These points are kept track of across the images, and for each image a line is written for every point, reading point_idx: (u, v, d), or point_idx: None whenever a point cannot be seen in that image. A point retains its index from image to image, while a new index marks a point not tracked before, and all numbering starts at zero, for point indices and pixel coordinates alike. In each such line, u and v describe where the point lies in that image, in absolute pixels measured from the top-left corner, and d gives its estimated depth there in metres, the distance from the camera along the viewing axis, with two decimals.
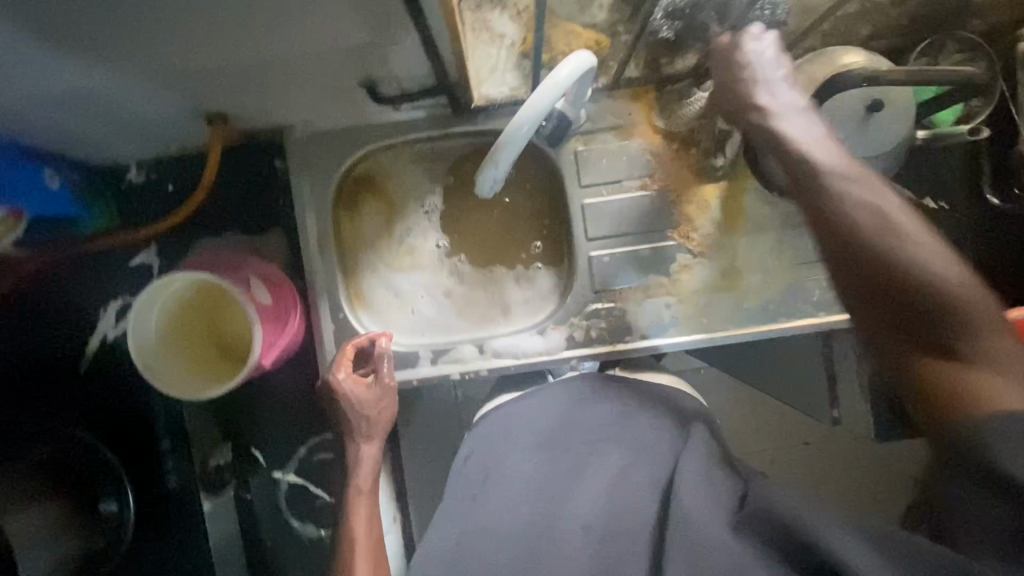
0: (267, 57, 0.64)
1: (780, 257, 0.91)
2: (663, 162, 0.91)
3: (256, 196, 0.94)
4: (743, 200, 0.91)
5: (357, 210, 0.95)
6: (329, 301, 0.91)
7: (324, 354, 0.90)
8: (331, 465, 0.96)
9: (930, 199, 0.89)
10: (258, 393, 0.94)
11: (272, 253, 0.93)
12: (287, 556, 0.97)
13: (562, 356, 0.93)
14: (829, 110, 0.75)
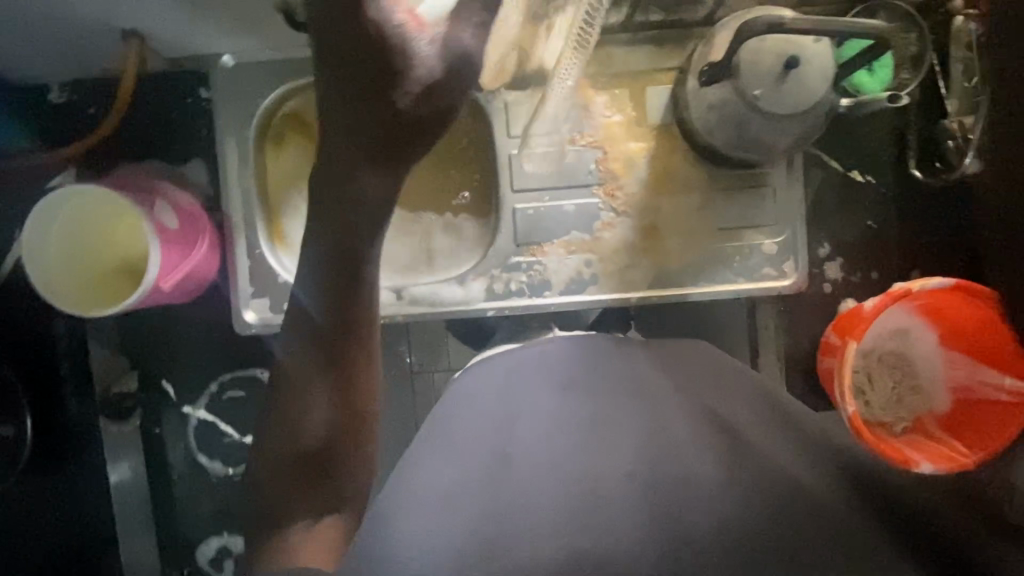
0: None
1: (702, 221, 0.91)
2: (593, 117, 0.90)
3: (176, 126, 0.92)
4: (669, 160, 0.91)
5: (281, 146, 0.93)
6: (245, 237, 0.90)
7: (237, 290, 0.90)
8: (241, 403, 0.95)
9: (856, 171, 0.91)
10: (169, 326, 0.94)
11: (190, 184, 0.92)
12: (193, 497, 0.97)
13: (480, 307, 0.92)
14: (746, 61, 0.76)
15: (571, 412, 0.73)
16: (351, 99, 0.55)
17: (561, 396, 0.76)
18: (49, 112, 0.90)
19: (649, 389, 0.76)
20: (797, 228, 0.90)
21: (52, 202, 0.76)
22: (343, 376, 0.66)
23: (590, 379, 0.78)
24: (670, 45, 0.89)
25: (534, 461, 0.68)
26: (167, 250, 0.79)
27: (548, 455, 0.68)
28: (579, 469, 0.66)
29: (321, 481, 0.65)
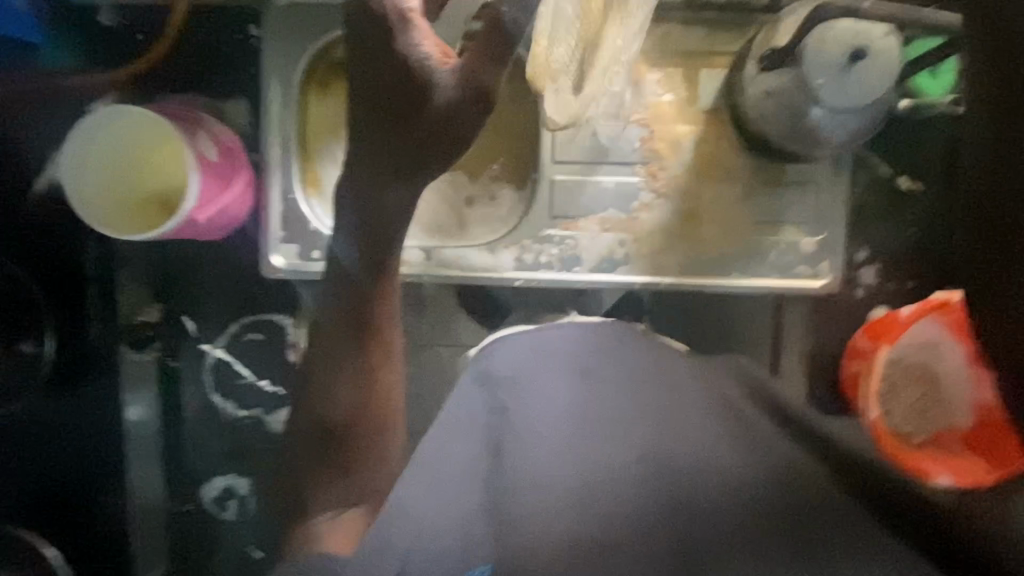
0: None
1: (741, 212, 0.90)
2: (643, 93, 0.88)
3: (222, 63, 0.91)
4: (715, 147, 0.89)
5: (324, 93, 0.91)
6: (281, 180, 0.90)
7: (269, 233, 0.90)
8: (260, 347, 0.95)
9: (903, 178, 0.90)
10: (197, 262, 0.93)
11: (231, 122, 0.91)
12: (202, 438, 0.96)
13: (508, 276, 0.91)
14: (810, 49, 0.73)
15: (578, 406, 0.87)
16: (381, 124, 0.80)
17: (567, 395, 0.89)
18: (96, 33, 0.88)
19: (655, 385, 0.89)
20: (837, 229, 0.89)
21: (84, 130, 0.78)
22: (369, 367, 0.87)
23: (597, 380, 0.89)
24: (729, 28, 0.86)
25: (546, 461, 0.84)
26: (205, 180, 0.80)
27: (558, 452, 0.84)
28: (586, 463, 0.83)
29: (342, 475, 0.83)
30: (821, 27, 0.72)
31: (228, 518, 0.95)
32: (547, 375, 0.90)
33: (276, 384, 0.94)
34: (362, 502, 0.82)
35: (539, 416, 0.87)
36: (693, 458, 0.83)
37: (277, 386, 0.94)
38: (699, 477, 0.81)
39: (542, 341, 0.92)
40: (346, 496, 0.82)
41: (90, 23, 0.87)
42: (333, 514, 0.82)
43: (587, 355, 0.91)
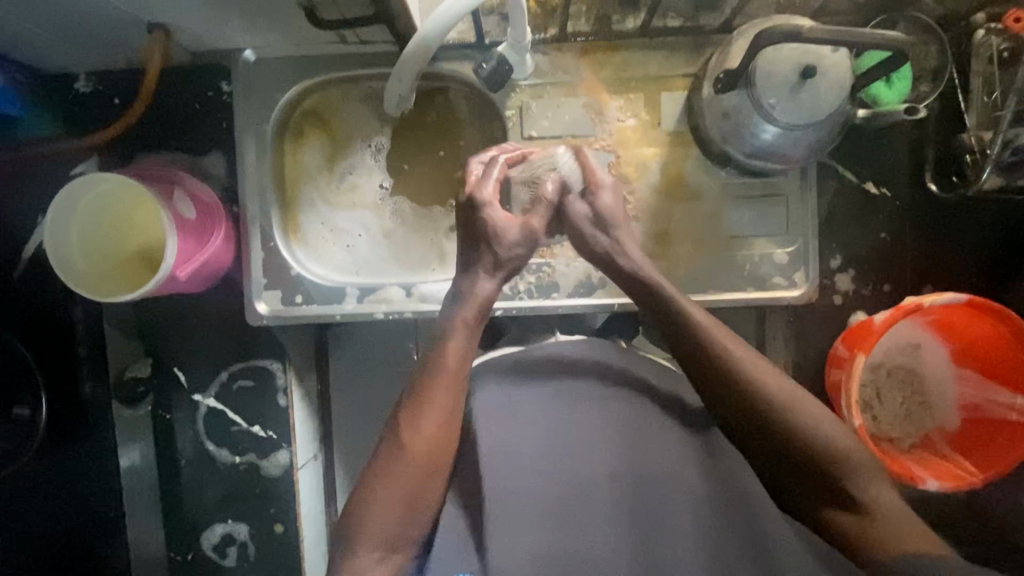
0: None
1: (714, 229, 0.91)
2: (606, 120, 0.91)
3: (196, 120, 0.94)
4: (682, 164, 0.90)
5: (302, 144, 0.96)
6: (260, 227, 0.92)
7: (251, 282, 0.92)
8: (251, 393, 0.96)
9: (870, 183, 0.90)
10: (185, 315, 0.95)
11: (209, 176, 0.94)
12: (199, 487, 0.97)
13: (488, 307, 0.92)
14: (761, 75, 0.74)
15: (553, 432, 0.72)
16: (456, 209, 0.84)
17: (538, 421, 0.73)
18: (72, 99, 0.94)
19: (626, 402, 0.75)
20: (807, 239, 0.90)
21: (58, 203, 0.75)
22: (395, 440, 0.71)
23: (561, 392, 0.75)
24: (686, 52, 0.89)
25: (531, 493, 0.69)
26: (184, 238, 0.80)
27: (549, 482, 0.69)
28: (572, 498, 0.69)
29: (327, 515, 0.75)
30: (767, 49, 0.74)
31: (227, 565, 0.97)
32: (518, 391, 0.76)
33: (269, 429, 0.97)
34: (391, 551, 0.68)
35: (517, 446, 0.71)
36: (670, 483, 0.70)
37: (269, 430, 0.97)
38: (673, 514, 0.68)
39: (506, 360, 0.79)
40: (373, 549, 0.67)
41: (67, 92, 0.94)
42: (368, 575, 0.66)
43: (550, 369, 0.77)
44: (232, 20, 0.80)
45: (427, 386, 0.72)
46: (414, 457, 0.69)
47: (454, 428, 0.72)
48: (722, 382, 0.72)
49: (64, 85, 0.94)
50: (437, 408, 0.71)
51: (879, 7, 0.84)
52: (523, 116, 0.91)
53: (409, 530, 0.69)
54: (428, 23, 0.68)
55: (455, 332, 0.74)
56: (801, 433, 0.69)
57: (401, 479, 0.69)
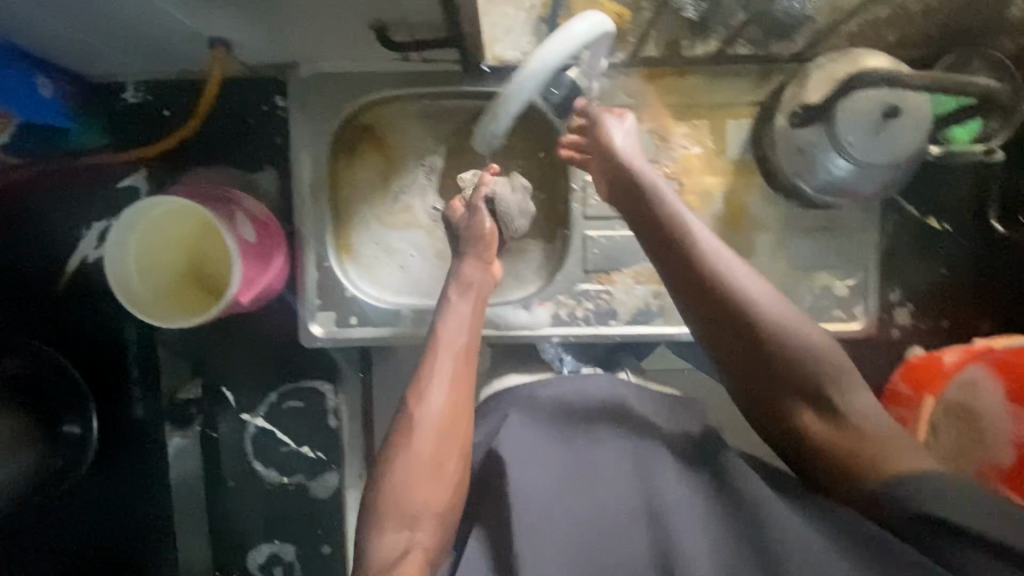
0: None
1: (775, 260, 0.90)
2: (669, 146, 0.89)
3: (247, 134, 0.92)
4: (745, 194, 0.89)
5: (355, 161, 0.94)
6: (314, 247, 0.90)
7: (304, 303, 0.90)
8: (300, 414, 0.95)
9: (933, 218, 0.90)
10: (235, 334, 0.94)
11: (261, 193, 0.92)
12: (245, 506, 0.96)
13: (544, 333, 0.91)
14: (843, 110, 0.73)
15: (564, 459, 0.72)
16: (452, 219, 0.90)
17: (548, 449, 0.73)
18: (118, 108, 0.91)
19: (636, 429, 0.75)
20: (868, 272, 0.89)
21: (125, 223, 0.73)
22: (408, 418, 0.72)
23: (573, 419, 0.75)
24: (754, 80, 0.87)
25: (541, 514, 0.67)
26: (247, 262, 0.78)
27: (558, 506, 0.68)
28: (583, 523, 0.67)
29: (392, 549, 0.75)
30: (852, 94, 0.73)
31: None
32: (534, 417, 0.76)
33: (318, 450, 0.96)
34: (417, 529, 0.68)
35: (527, 470, 0.70)
36: (680, 499, 0.67)
37: (319, 451, 0.96)
38: (684, 530, 0.65)
39: (522, 391, 0.80)
40: (400, 526, 0.67)
41: (114, 101, 0.91)
42: (395, 552, 0.66)
43: (557, 399, 0.77)
44: (298, 37, 0.78)
45: (434, 358, 0.75)
46: (429, 431, 0.71)
47: (460, 419, 0.73)
48: (741, 320, 0.68)
49: (110, 93, 0.91)
50: (442, 377, 0.74)
51: (956, 41, 0.83)
52: None
53: (432, 503, 0.69)
54: (520, 71, 0.63)
55: (456, 312, 0.79)
56: (821, 394, 0.66)
57: (419, 456, 0.70)
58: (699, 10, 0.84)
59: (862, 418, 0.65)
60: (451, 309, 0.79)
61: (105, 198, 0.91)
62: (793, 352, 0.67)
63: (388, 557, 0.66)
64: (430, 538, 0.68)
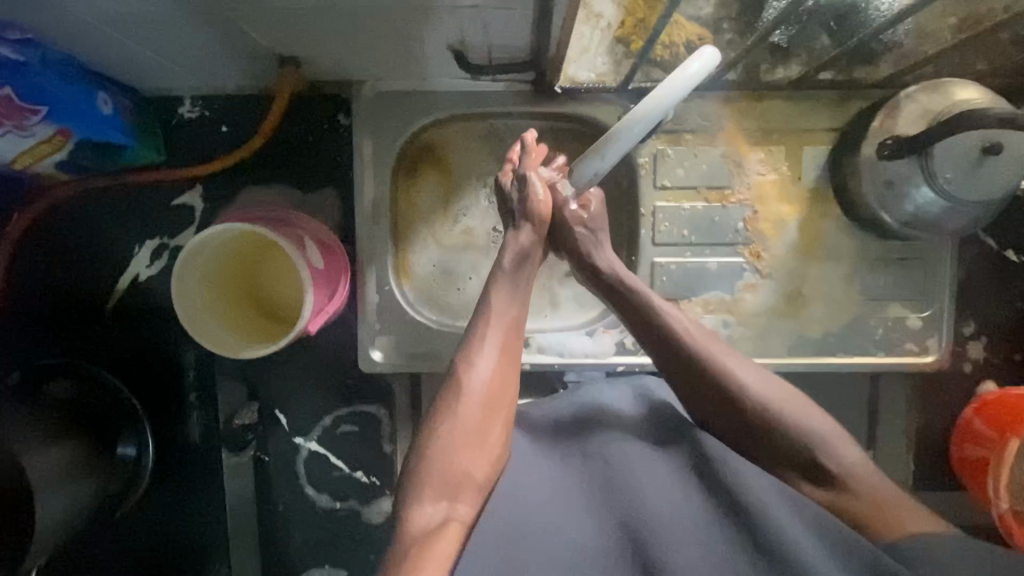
0: (389, 9, 0.61)
1: (849, 290, 0.87)
2: (744, 173, 0.86)
3: (307, 152, 0.90)
4: (820, 223, 0.87)
5: (416, 181, 0.90)
6: (376, 270, 0.87)
7: (364, 327, 0.87)
8: (356, 439, 0.93)
9: (1011, 251, 0.89)
10: (290, 356, 0.91)
11: (320, 212, 0.89)
12: (295, 530, 0.94)
13: (610, 361, 0.88)
14: (942, 147, 0.71)
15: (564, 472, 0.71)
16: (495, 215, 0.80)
17: (556, 464, 0.72)
18: (174, 125, 0.90)
19: (671, 422, 0.74)
20: (945, 305, 0.87)
21: (193, 248, 0.71)
22: (455, 384, 0.66)
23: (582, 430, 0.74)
24: (834, 107, 0.85)
25: (539, 533, 0.64)
26: (317, 290, 0.75)
27: (557, 516, 0.66)
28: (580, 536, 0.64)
29: None
30: (949, 136, 0.70)
31: None
32: (553, 432, 0.75)
33: (372, 475, 0.93)
34: (455, 501, 0.62)
35: (530, 484, 0.69)
36: (679, 508, 0.65)
37: (372, 476, 0.94)
38: (683, 537, 0.63)
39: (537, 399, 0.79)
40: (438, 495, 0.61)
41: (170, 117, 0.89)
42: (433, 522, 0.60)
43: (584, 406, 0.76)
44: (371, 56, 0.75)
45: (483, 329, 0.69)
46: (475, 398, 0.65)
47: (505, 392, 0.67)
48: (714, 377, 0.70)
49: (167, 109, 0.89)
50: (494, 346, 0.68)
51: None
52: (658, 164, 0.86)
53: (475, 474, 0.63)
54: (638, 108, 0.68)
55: (517, 286, 0.72)
56: (801, 456, 0.67)
57: (460, 424, 0.64)
58: (783, 34, 0.81)
59: (829, 459, 0.66)
60: (515, 281, 0.72)
61: (159, 215, 0.89)
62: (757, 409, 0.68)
63: (425, 528, 0.59)
64: (470, 513, 0.62)
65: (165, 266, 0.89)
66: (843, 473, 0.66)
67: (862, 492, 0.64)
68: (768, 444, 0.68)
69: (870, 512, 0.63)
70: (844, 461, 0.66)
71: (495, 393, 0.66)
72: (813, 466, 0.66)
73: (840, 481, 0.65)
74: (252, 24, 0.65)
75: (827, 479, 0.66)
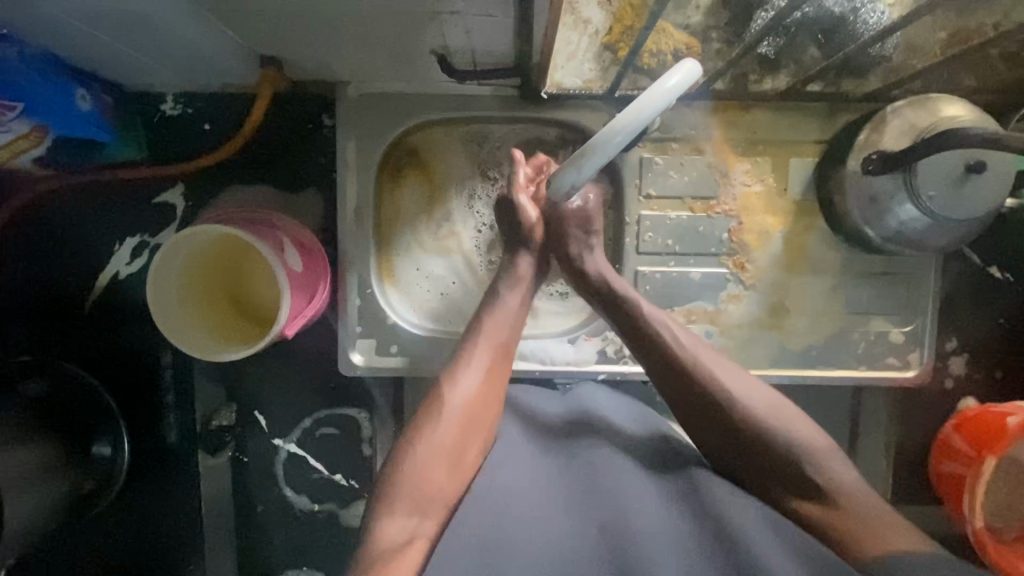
0: (369, 13, 0.60)
1: (833, 303, 0.87)
2: (729, 184, 0.86)
3: (291, 153, 0.89)
4: (805, 236, 0.87)
5: (401, 184, 0.90)
6: (357, 274, 0.86)
7: (344, 331, 0.86)
8: (337, 443, 0.93)
9: (995, 269, 0.89)
10: (270, 357, 0.91)
11: (304, 214, 0.89)
12: (273, 531, 0.94)
13: (590, 369, 0.88)
14: (926, 164, 0.71)
15: (548, 472, 0.69)
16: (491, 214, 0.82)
17: (543, 467, 0.69)
18: (157, 122, 0.89)
19: (661, 446, 0.71)
20: (928, 320, 0.87)
21: (171, 247, 0.70)
22: (437, 402, 0.68)
23: (573, 434, 0.72)
24: (822, 119, 0.85)
25: (520, 534, 0.61)
26: (294, 295, 0.74)
27: (540, 514, 0.63)
28: (560, 536, 0.61)
29: None
30: (924, 158, 0.70)
31: None
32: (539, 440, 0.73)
33: (351, 478, 0.93)
34: (427, 516, 0.62)
35: (514, 478, 0.67)
36: (654, 513, 0.63)
37: (351, 480, 0.93)
38: (663, 542, 0.61)
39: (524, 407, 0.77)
40: (410, 510, 0.62)
41: (153, 113, 0.88)
42: (402, 539, 0.60)
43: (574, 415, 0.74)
44: (354, 59, 0.75)
45: (472, 347, 0.72)
46: (455, 416, 0.67)
47: (487, 411, 0.68)
48: (706, 386, 0.69)
49: (150, 105, 0.88)
50: (477, 369, 0.70)
51: None
52: (643, 173, 0.85)
53: (447, 491, 0.64)
54: (612, 122, 0.66)
55: (504, 308, 0.75)
56: (800, 480, 0.65)
57: (438, 446, 0.65)
58: (772, 45, 0.80)
59: (808, 467, 0.65)
60: (501, 299, 0.75)
61: (137, 211, 0.88)
62: (749, 424, 0.67)
63: (391, 543, 0.59)
64: (437, 527, 0.62)
65: (145, 264, 0.89)
66: (831, 488, 0.64)
67: (837, 499, 0.63)
68: (741, 447, 0.67)
69: (854, 527, 0.61)
70: (833, 479, 0.64)
71: (474, 422, 0.68)
72: (796, 479, 0.65)
73: (830, 497, 0.64)
74: (232, 25, 0.65)
75: (816, 494, 0.64)
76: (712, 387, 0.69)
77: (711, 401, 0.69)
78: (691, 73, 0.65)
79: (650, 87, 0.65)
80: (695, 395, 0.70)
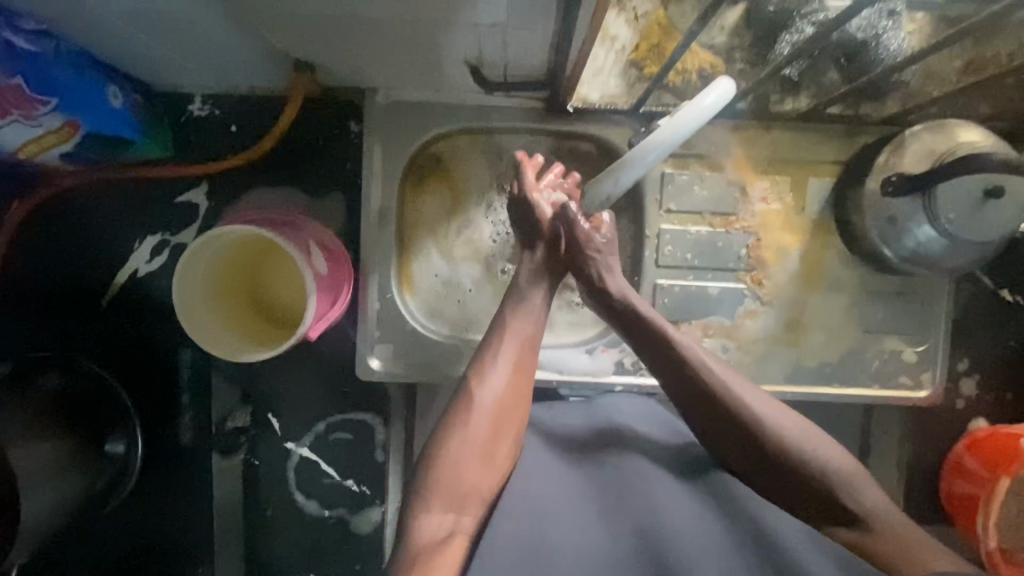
0: (411, 23, 0.61)
1: (848, 321, 0.88)
2: (749, 201, 0.87)
3: (316, 157, 0.90)
4: (822, 254, 0.88)
5: (424, 191, 0.90)
6: (378, 279, 0.86)
7: (363, 336, 0.86)
8: (350, 449, 0.92)
9: (1005, 292, 0.91)
10: (286, 360, 0.91)
11: (326, 217, 0.89)
12: (280, 536, 0.93)
13: (607, 380, 0.88)
14: (944, 188, 0.73)
15: (576, 481, 0.69)
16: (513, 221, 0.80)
17: (570, 478, 0.69)
18: (183, 121, 0.89)
19: (687, 454, 0.72)
20: (940, 340, 0.88)
21: (199, 248, 0.70)
22: (466, 395, 0.67)
23: (596, 445, 0.73)
24: (840, 140, 0.86)
25: (553, 545, 0.62)
26: (320, 298, 0.74)
27: (570, 526, 0.64)
28: (594, 544, 0.62)
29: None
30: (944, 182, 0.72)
31: None
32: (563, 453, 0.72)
33: (362, 484, 0.93)
34: (462, 512, 0.63)
35: (541, 489, 0.67)
36: (685, 520, 0.64)
37: (363, 486, 0.93)
38: (696, 549, 0.62)
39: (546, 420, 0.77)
40: (446, 507, 0.62)
41: (179, 113, 0.89)
42: (440, 535, 0.60)
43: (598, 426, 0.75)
44: (387, 66, 0.76)
45: (498, 342, 0.70)
46: (485, 414, 0.66)
47: (515, 407, 0.68)
48: (737, 407, 0.66)
49: (177, 105, 0.89)
50: (505, 363, 0.69)
51: None
52: (665, 187, 0.87)
53: (481, 488, 0.64)
54: (647, 139, 0.69)
55: (528, 307, 0.73)
56: (833, 503, 0.63)
57: (469, 443, 0.65)
58: (795, 68, 0.82)
59: (840, 492, 0.63)
60: (525, 298, 0.73)
61: (160, 209, 0.88)
62: (780, 447, 0.65)
63: (430, 539, 0.60)
64: (474, 524, 0.63)
65: (164, 262, 0.89)
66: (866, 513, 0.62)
67: (870, 523, 0.62)
68: (773, 470, 0.65)
69: (891, 549, 0.60)
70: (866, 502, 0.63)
71: (502, 412, 0.67)
72: (830, 502, 0.63)
73: (864, 521, 0.62)
74: (272, 29, 0.66)
75: (850, 518, 0.62)
76: (743, 404, 0.66)
77: (741, 422, 0.66)
78: (725, 89, 0.67)
79: (687, 103, 0.67)
80: (725, 414, 0.67)
